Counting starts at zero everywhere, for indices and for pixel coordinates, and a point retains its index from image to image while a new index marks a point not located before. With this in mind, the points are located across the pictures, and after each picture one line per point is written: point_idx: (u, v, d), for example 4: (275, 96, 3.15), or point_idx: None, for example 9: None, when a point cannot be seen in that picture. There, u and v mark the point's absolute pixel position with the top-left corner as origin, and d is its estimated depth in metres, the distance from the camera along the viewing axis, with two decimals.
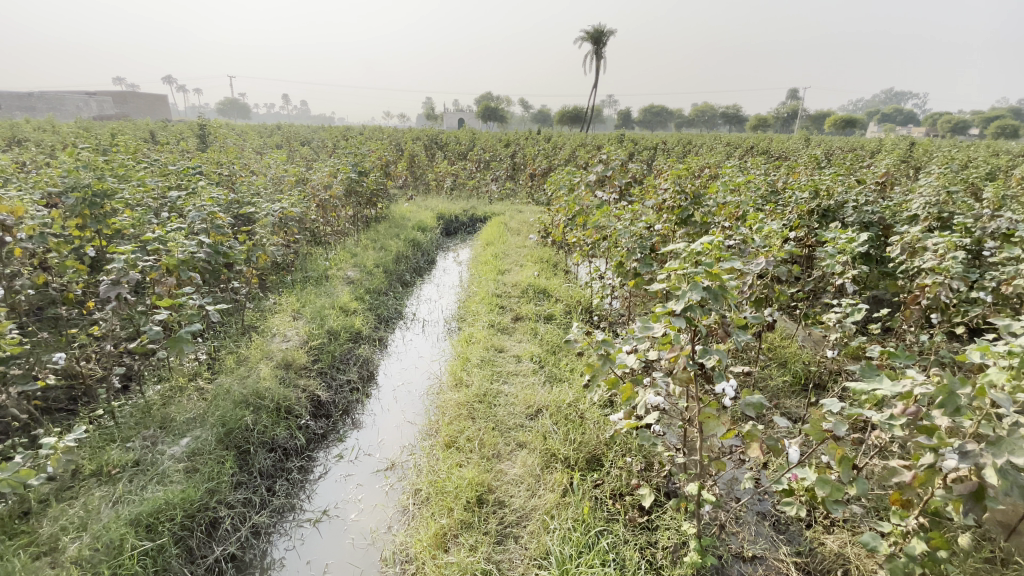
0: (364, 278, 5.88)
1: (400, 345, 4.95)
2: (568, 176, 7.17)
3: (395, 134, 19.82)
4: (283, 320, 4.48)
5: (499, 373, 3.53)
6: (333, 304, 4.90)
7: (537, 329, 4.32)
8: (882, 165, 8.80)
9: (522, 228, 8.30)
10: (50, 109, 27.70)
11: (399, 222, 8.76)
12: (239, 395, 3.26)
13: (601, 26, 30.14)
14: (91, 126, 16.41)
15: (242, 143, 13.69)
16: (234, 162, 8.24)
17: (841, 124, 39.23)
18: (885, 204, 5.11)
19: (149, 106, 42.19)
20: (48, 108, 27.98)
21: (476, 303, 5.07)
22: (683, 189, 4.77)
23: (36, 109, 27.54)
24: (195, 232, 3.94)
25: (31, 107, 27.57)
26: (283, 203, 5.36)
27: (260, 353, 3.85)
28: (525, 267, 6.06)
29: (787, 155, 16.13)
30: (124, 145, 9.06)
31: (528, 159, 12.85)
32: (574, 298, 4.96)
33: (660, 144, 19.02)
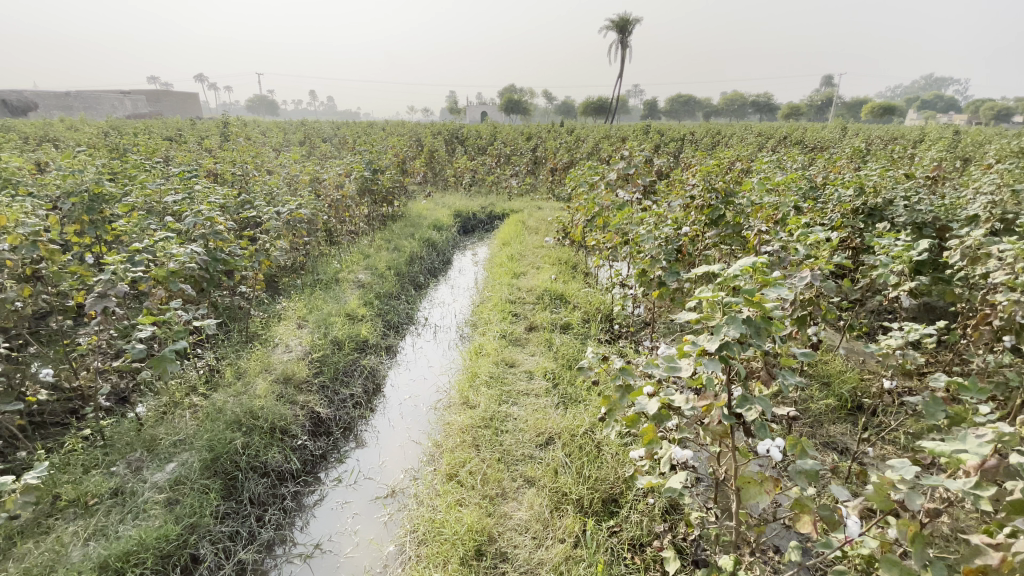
0: (375, 281, 5.68)
1: (410, 354, 4.72)
2: (589, 172, 6.80)
3: (416, 128, 19.67)
4: (287, 329, 4.29)
5: (508, 393, 3.25)
6: (340, 311, 4.70)
7: (552, 341, 4.02)
8: (930, 156, 8.17)
9: (540, 226, 7.99)
10: (86, 109, 28.60)
11: (415, 221, 8.56)
12: (231, 416, 3.07)
13: (625, 14, 29.27)
14: (122, 126, 16.78)
15: (263, 141, 13.73)
16: (250, 161, 8.14)
17: (878, 111, 37.40)
18: (941, 202, 4.61)
19: (180, 104, 43.26)
20: (84, 109, 28.90)
21: (489, 310, 4.79)
22: (714, 187, 4.38)
23: (74, 109, 28.51)
24: (194, 237, 3.76)
25: (71, 107, 28.58)
26: (291, 204, 5.16)
27: (259, 366, 3.66)
28: (542, 270, 5.75)
29: (822, 146, 15.28)
30: (145, 145, 9.08)
31: (549, 153, 12.49)
32: (594, 305, 4.64)
33: (686, 136, 18.32)
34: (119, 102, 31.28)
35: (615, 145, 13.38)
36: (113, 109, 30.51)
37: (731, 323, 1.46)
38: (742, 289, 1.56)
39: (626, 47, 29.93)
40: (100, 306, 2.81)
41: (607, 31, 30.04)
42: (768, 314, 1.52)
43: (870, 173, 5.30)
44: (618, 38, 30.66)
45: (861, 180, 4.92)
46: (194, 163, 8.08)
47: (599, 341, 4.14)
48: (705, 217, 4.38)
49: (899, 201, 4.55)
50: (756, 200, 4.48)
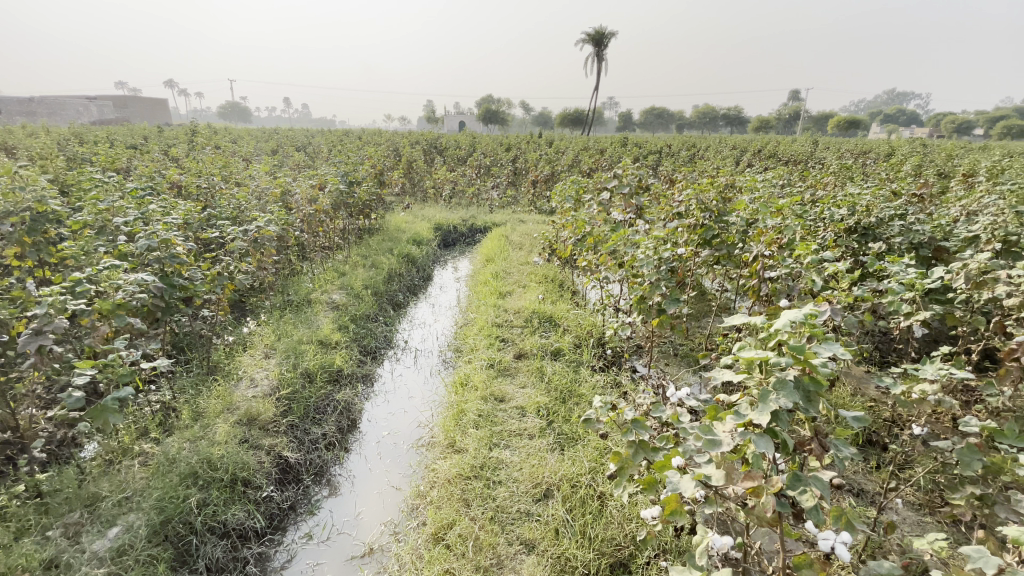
0: (351, 302, 5.33)
1: (389, 383, 4.40)
2: (574, 186, 6.61)
3: (394, 138, 19.31)
4: (253, 360, 3.92)
5: (499, 435, 2.97)
6: (313, 337, 4.34)
7: (543, 370, 3.75)
8: (908, 171, 8.27)
9: (524, 241, 7.75)
10: (46, 113, 27.38)
11: (393, 235, 8.23)
12: (187, 467, 2.71)
13: (602, 27, 29.63)
14: (83, 131, 15.96)
15: (234, 150, 13.18)
16: (218, 172, 7.70)
17: (844, 124, 38.60)
18: (934, 221, 4.54)
19: (149, 110, 41.95)
20: (45, 113, 27.69)
21: (474, 335, 4.50)
22: (708, 206, 4.20)
23: (33, 113, 27.27)
24: (147, 261, 3.38)
25: (30, 112, 27.36)
26: (260, 221, 4.79)
27: (220, 405, 3.30)
28: (529, 289, 5.50)
29: (796, 159, 15.54)
30: (104, 154, 8.53)
31: (530, 165, 12.31)
32: (585, 328, 4.39)
33: (664, 148, 18.44)
34: (83, 107, 30.02)
35: (596, 157, 13.30)
36: (77, 114, 29.27)
37: (782, 391, 1.26)
38: (786, 347, 1.36)
39: (602, 60, 30.25)
40: (33, 344, 2.42)
41: (583, 44, 30.36)
42: (819, 377, 1.32)
43: (859, 192, 5.23)
44: (595, 51, 31.01)
45: (852, 199, 4.83)
46: (157, 173, 7.58)
47: (593, 370, 3.89)
48: (699, 237, 4.20)
49: (893, 220, 4.46)
50: (751, 219, 4.32)
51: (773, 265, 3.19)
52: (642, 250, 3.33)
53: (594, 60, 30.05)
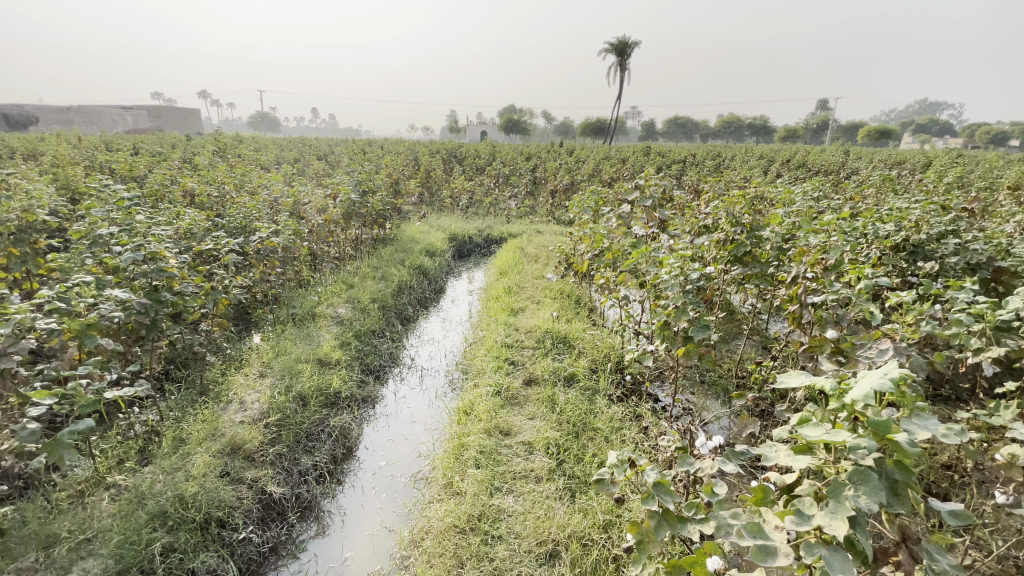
0: (357, 317, 5.08)
1: (392, 405, 4.13)
2: (593, 197, 6.28)
3: (415, 147, 19.29)
4: (246, 381, 3.70)
5: (501, 476, 2.66)
6: (312, 355, 4.10)
7: (555, 399, 3.42)
8: (952, 183, 7.75)
9: (541, 253, 7.45)
10: (82, 123, 28.32)
11: (407, 245, 8.02)
12: (158, 504, 2.50)
13: (624, 38, 29.46)
14: (111, 138, 16.28)
15: (255, 158, 13.22)
16: (231, 180, 7.61)
17: (874, 134, 37.45)
18: (994, 239, 4.09)
19: (181, 119, 43.22)
20: (82, 122, 28.66)
21: (482, 356, 4.20)
22: (738, 219, 3.84)
23: (72, 122, 28.27)
24: (133, 275, 3.21)
25: (69, 121, 28.38)
26: (262, 232, 4.61)
27: (204, 432, 3.07)
28: (543, 305, 5.19)
29: (826, 170, 15.03)
30: (123, 161, 8.55)
31: (550, 174, 12.05)
32: (602, 351, 4.05)
33: (688, 157, 18.04)
34: (119, 117, 30.99)
35: (617, 167, 12.95)
36: (113, 124, 30.22)
37: (864, 486, 0.94)
38: (862, 420, 1.03)
39: (625, 70, 30.02)
40: None
41: (605, 54, 30.26)
42: (907, 462, 1.01)
43: (905, 205, 4.79)
44: (618, 61, 30.80)
45: (899, 213, 4.40)
46: (171, 182, 7.53)
47: (610, 399, 3.55)
48: (729, 253, 3.84)
49: (947, 238, 4.03)
50: (787, 235, 3.94)
51: (815, 290, 2.82)
52: (665, 269, 2.99)
53: (616, 70, 29.83)
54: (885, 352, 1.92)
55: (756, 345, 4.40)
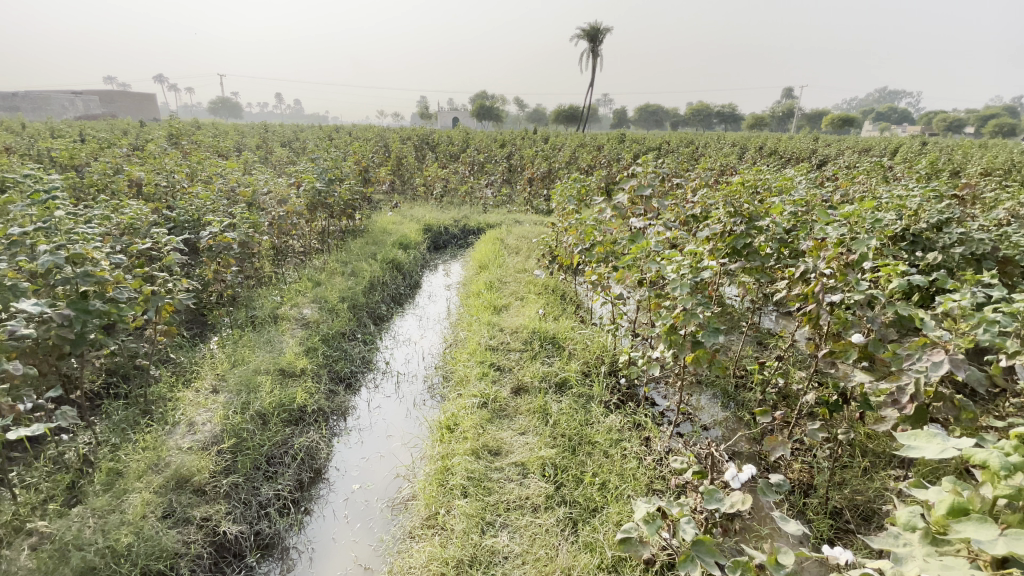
0: (324, 318, 4.64)
1: (365, 418, 3.76)
2: (576, 185, 5.96)
3: (385, 134, 18.56)
4: (196, 398, 3.26)
5: (493, 507, 2.35)
6: (273, 364, 3.67)
7: (546, 410, 3.11)
8: (932, 168, 7.70)
9: (521, 245, 7.10)
10: (24, 106, 26.41)
11: (378, 237, 7.54)
12: (84, 561, 2.07)
13: (597, 23, 29.00)
14: (56, 122, 15.12)
15: (214, 144, 12.41)
16: (182, 168, 6.96)
17: (838, 122, 38.22)
18: (994, 228, 3.94)
19: (135, 104, 40.93)
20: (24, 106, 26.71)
21: (463, 361, 3.84)
22: (738, 210, 3.58)
23: (13, 106, 26.34)
24: (54, 281, 2.72)
25: (10, 106, 26.43)
26: (214, 227, 4.21)
27: (145, 463, 2.64)
28: (527, 302, 4.86)
29: (799, 157, 15.15)
30: (60, 148, 7.77)
31: (526, 162, 11.68)
32: (594, 353, 3.75)
33: (664, 145, 17.89)
34: (67, 100, 29.08)
35: (594, 154, 12.64)
36: (61, 109, 28.32)
37: None
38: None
39: (598, 56, 29.66)
40: None
41: (578, 40, 29.88)
42: None
43: (899, 193, 4.63)
44: (590, 47, 30.40)
45: (897, 202, 4.22)
46: (114, 171, 6.83)
47: (606, 407, 3.27)
48: (727, 246, 3.59)
49: (949, 227, 3.85)
50: (788, 226, 3.71)
51: (834, 287, 2.60)
52: (671, 266, 2.69)
53: (590, 57, 29.44)
54: (941, 366, 1.76)
55: (753, 342, 4.17)
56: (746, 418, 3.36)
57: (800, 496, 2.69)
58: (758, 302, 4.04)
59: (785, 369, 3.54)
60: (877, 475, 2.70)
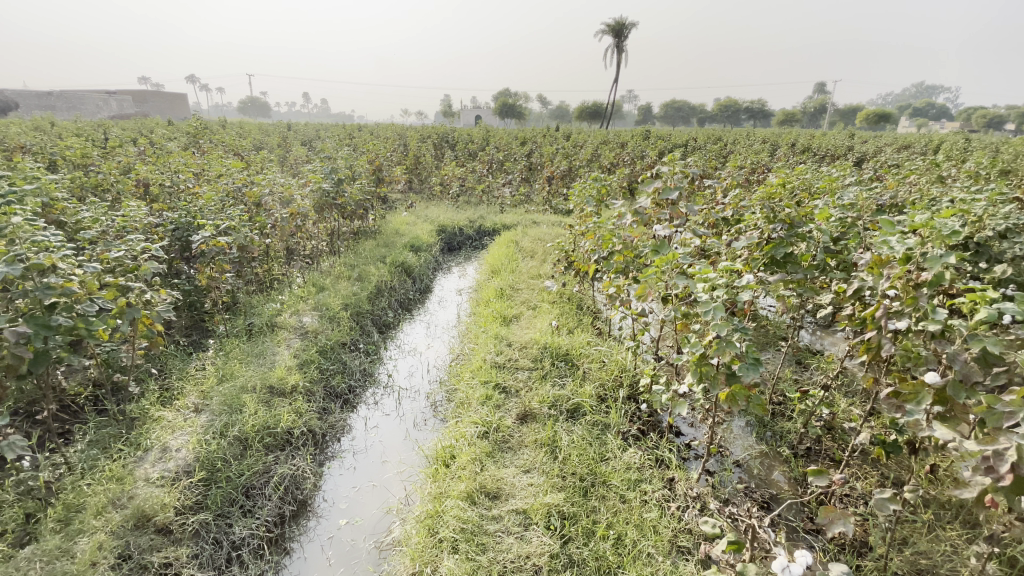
0: (323, 327, 4.37)
1: (361, 439, 3.47)
2: (595, 186, 5.56)
3: (405, 132, 18.31)
4: (176, 420, 3.01)
5: (487, 567, 2.02)
6: (261, 380, 3.41)
7: (555, 443, 2.75)
8: (987, 165, 7.05)
9: (537, 248, 6.74)
10: (62, 108, 27.25)
11: (390, 239, 7.29)
12: None
13: (622, 17, 28.36)
14: (85, 122, 15.37)
15: (234, 143, 12.38)
16: (192, 168, 6.82)
17: (873, 118, 36.67)
18: None
19: (168, 104, 42.00)
20: (66, 106, 27.52)
21: (467, 380, 3.51)
22: (777, 214, 3.17)
23: (54, 107, 27.21)
24: (15, 294, 2.49)
25: (51, 106, 27.25)
26: (207, 231, 3.98)
27: (106, 497, 2.38)
28: (540, 312, 4.51)
29: (834, 154, 14.46)
30: (76, 148, 7.73)
31: (546, 160, 11.31)
32: (611, 373, 3.37)
33: (690, 142, 17.34)
34: (103, 101, 29.97)
35: (617, 152, 12.17)
36: (97, 110, 29.14)
37: None
38: None
39: (621, 51, 29.16)
40: None
41: (602, 36, 29.20)
42: None
43: (958, 196, 4.11)
44: (614, 43, 29.70)
45: (961, 204, 3.72)
46: (125, 171, 6.73)
47: (623, 438, 2.90)
48: (764, 255, 3.19)
49: (1023, 234, 3.35)
50: (834, 233, 3.26)
51: (899, 311, 2.18)
52: (701, 283, 2.30)
53: (614, 53, 28.67)
54: None
55: (790, 363, 3.72)
56: (785, 454, 2.94)
57: (852, 556, 2.27)
58: (798, 318, 3.60)
59: (829, 398, 3.11)
60: (946, 534, 2.27)
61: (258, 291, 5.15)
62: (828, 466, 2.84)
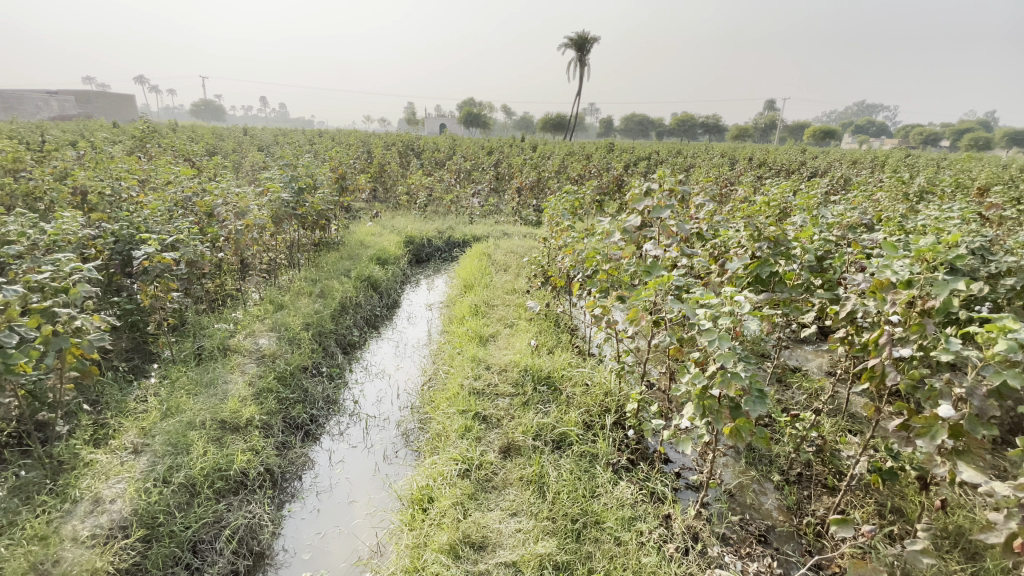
0: (282, 351, 4.02)
1: (324, 476, 3.15)
2: (569, 199, 5.44)
3: (369, 139, 17.81)
4: (111, 464, 2.62)
5: None
6: (211, 415, 3.05)
7: (543, 480, 2.54)
8: (938, 180, 7.39)
9: (509, 261, 6.55)
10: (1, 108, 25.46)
11: (355, 251, 6.95)
12: None
13: (585, 32, 28.91)
14: (19, 122, 14.23)
15: (186, 148, 11.66)
16: (136, 176, 6.27)
17: (820, 134, 38.65)
18: None
19: (115, 105, 39.82)
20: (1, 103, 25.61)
21: (442, 408, 3.26)
22: (763, 233, 3.10)
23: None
24: None
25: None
26: (152, 246, 3.59)
27: (25, 563, 1.98)
28: (517, 330, 4.32)
29: (790, 169, 15.02)
30: (3, 151, 7.02)
31: (515, 170, 11.19)
32: (595, 398, 3.20)
33: (653, 154, 17.65)
34: (43, 101, 28.15)
35: (585, 163, 12.21)
36: (36, 110, 27.27)
37: None
38: None
39: (585, 64, 29.70)
40: None
41: (565, 49, 29.59)
42: None
43: (926, 214, 4.19)
44: (578, 55, 30.20)
45: (933, 222, 3.78)
46: (58, 178, 6.13)
47: (612, 470, 2.73)
48: (749, 274, 3.12)
49: (995, 252, 3.40)
50: (819, 252, 3.22)
51: (903, 338, 2.11)
52: (701, 309, 2.15)
53: (577, 66, 29.28)
54: None
55: (773, 382, 3.66)
56: (777, 481, 2.84)
57: None
58: (781, 337, 3.54)
59: (818, 420, 3.04)
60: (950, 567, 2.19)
61: (209, 310, 4.73)
62: (821, 493, 2.76)
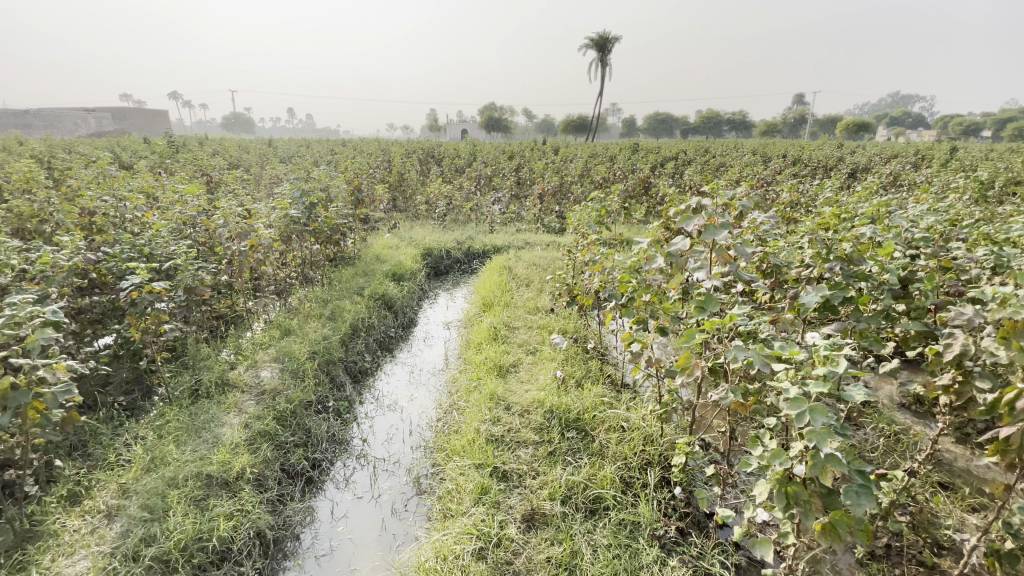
0: (284, 386, 3.67)
1: (323, 536, 2.78)
2: (596, 208, 4.97)
3: (390, 147, 17.65)
4: (78, 534, 2.30)
5: None
6: (197, 469, 2.71)
7: (573, 562, 2.10)
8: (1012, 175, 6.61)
9: (532, 275, 6.12)
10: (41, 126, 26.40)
11: (370, 266, 6.63)
12: None
13: (605, 32, 28.40)
14: (52, 139, 14.51)
15: (208, 161, 11.59)
16: (146, 195, 6.08)
17: (853, 128, 37.21)
18: None
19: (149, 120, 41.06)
20: (42, 121, 26.53)
21: (455, 459, 2.85)
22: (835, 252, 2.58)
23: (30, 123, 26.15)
24: None
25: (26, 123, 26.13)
26: (140, 276, 3.28)
27: None
28: (541, 359, 3.88)
29: (828, 165, 14.19)
30: (21, 172, 6.95)
31: (537, 176, 10.77)
32: (634, 447, 2.73)
33: (680, 154, 16.97)
34: (81, 118, 29.12)
35: (611, 166, 11.70)
36: (74, 128, 28.19)
37: None
38: None
39: (606, 65, 29.18)
40: None
41: (586, 49, 29.17)
42: None
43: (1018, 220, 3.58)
44: (598, 55, 29.67)
45: None
46: (69, 199, 5.98)
47: (657, 543, 2.27)
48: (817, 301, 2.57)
49: None
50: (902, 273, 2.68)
51: None
52: (777, 365, 1.66)
53: (599, 67, 28.80)
54: None
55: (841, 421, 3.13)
56: (860, 555, 2.33)
57: None
58: None
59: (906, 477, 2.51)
60: None
61: (213, 338, 4.45)
62: (918, 573, 2.24)
